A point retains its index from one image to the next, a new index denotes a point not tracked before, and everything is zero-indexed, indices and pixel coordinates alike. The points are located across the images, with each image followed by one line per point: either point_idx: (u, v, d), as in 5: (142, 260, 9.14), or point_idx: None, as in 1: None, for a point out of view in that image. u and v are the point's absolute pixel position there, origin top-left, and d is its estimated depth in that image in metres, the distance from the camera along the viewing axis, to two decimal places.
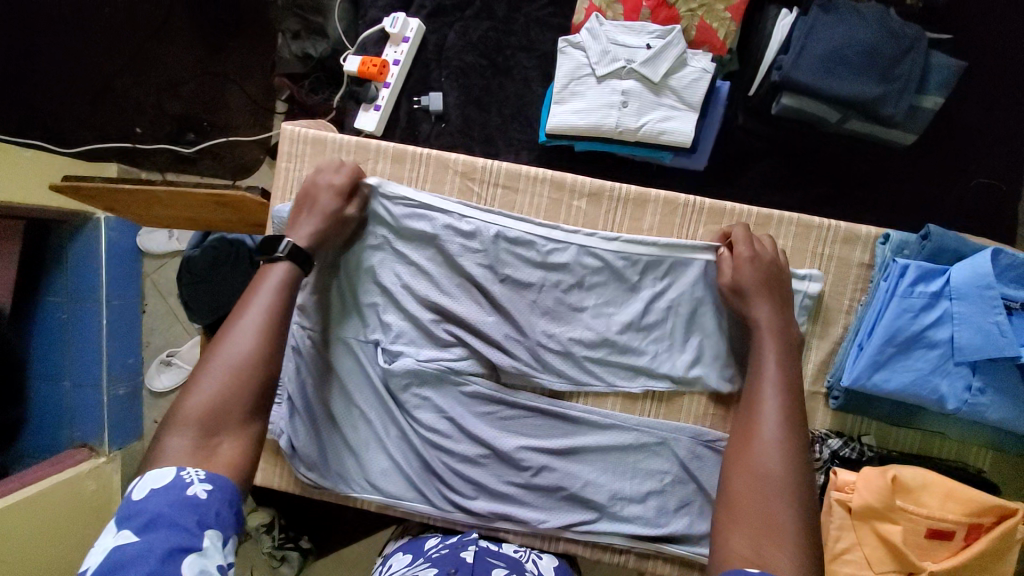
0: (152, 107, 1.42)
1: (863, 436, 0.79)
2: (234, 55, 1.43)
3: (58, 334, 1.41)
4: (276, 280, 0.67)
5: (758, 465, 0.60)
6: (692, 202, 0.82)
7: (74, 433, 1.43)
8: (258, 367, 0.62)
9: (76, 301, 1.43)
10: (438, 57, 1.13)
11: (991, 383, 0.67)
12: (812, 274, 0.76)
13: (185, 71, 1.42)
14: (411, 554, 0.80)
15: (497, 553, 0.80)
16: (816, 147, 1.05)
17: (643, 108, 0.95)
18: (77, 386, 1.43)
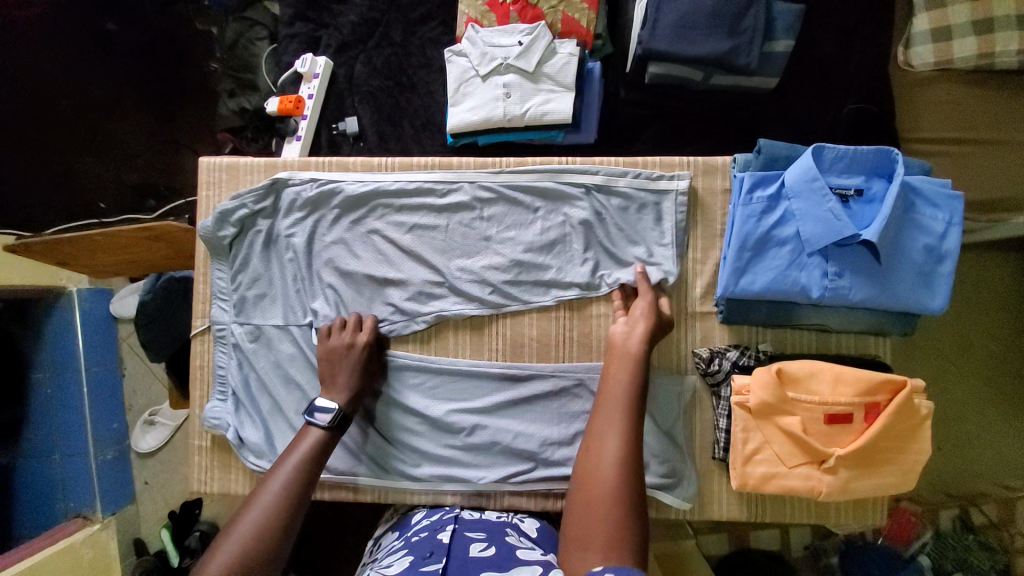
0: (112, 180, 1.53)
1: (760, 344, 0.86)
2: (183, 121, 1.54)
3: (44, 409, 1.58)
4: (310, 445, 0.75)
5: (602, 476, 0.64)
6: (566, 162, 0.89)
7: (68, 504, 1.59)
8: (286, 509, 0.68)
9: (58, 372, 1.59)
10: (349, 87, 1.26)
11: (847, 267, 0.74)
12: (680, 174, 0.86)
13: (140, 143, 1.53)
14: (399, 535, 0.85)
15: (477, 522, 0.83)
16: (694, 106, 1.15)
17: (525, 95, 1.06)
18: (67, 455, 1.60)
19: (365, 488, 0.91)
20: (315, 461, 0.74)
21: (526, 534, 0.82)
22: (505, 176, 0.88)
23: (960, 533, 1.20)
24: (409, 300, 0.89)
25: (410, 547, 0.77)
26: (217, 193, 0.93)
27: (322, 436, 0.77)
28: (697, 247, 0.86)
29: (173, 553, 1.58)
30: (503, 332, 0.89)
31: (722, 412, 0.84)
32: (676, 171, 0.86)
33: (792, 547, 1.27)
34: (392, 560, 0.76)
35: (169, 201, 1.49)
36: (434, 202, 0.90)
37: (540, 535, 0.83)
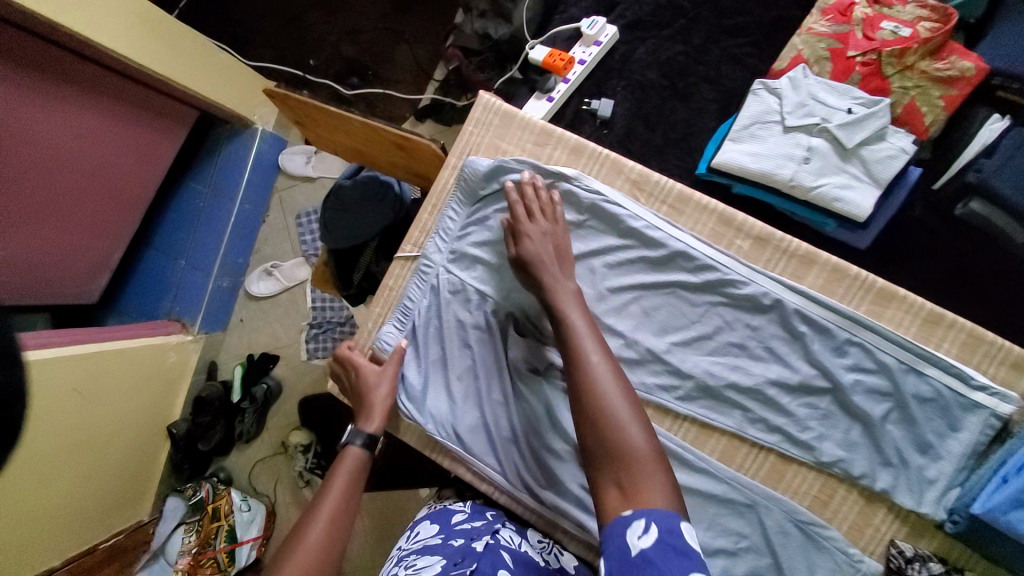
0: (331, 47, 1.73)
1: (969, 573, 0.72)
2: (413, 20, 1.70)
3: (190, 216, 1.74)
4: (353, 464, 0.76)
5: (611, 404, 0.58)
6: (863, 277, 0.76)
7: (172, 307, 1.75)
8: (334, 534, 0.69)
9: (214, 192, 1.74)
10: (621, 68, 1.16)
11: None
12: (1004, 393, 0.70)
13: (366, 22, 1.72)
14: (438, 524, 0.81)
15: (513, 550, 0.76)
16: (988, 260, 0.98)
17: (825, 170, 0.92)
18: (189, 266, 1.74)
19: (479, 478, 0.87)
20: (355, 482, 0.75)
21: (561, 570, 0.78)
22: (783, 261, 0.78)
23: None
24: (617, 332, 0.81)
25: (440, 549, 0.73)
26: (481, 132, 0.88)
27: (363, 453, 0.78)
28: (984, 449, 0.71)
29: (237, 389, 1.76)
30: (695, 414, 0.79)
31: None
32: (1000, 386, 0.71)
33: None
34: (420, 559, 0.71)
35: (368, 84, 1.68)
36: (698, 253, 0.79)
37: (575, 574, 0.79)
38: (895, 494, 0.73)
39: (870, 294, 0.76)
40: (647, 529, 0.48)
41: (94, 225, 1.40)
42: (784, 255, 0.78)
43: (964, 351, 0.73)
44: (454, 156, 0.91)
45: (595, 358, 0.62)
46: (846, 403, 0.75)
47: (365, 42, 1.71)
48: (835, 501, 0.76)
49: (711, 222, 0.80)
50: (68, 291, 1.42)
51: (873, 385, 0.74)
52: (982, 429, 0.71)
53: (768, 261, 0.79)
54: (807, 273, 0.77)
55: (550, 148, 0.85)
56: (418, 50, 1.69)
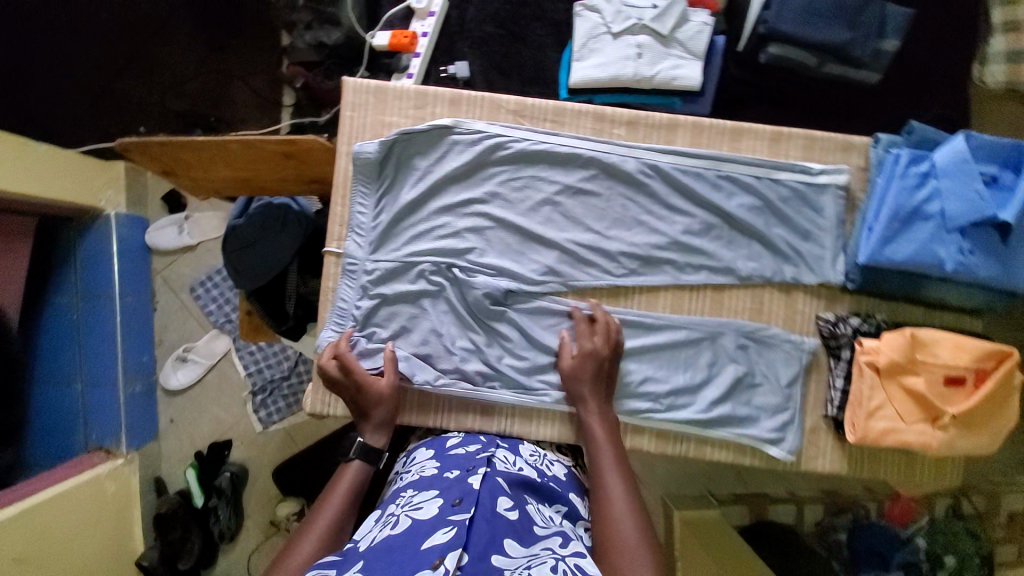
0: (157, 105, 1.62)
1: (876, 314, 0.91)
2: (235, 53, 1.63)
3: (69, 333, 1.55)
4: (349, 481, 0.77)
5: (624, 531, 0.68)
6: (716, 124, 0.91)
7: (89, 435, 1.57)
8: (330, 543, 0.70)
9: (87, 299, 1.57)
10: (460, 30, 1.24)
11: (976, 246, 0.82)
12: (837, 168, 0.90)
13: (187, 71, 1.62)
14: (433, 449, 0.87)
15: (507, 467, 0.82)
16: (797, 93, 1.21)
17: (656, 59, 1.08)
18: (91, 386, 1.57)
19: (487, 407, 0.92)
20: (355, 496, 0.76)
21: (555, 479, 0.85)
22: (656, 136, 0.92)
23: (950, 520, 1.43)
24: (553, 243, 0.90)
25: (438, 483, 0.76)
26: (361, 114, 0.91)
27: (359, 469, 0.79)
28: (846, 218, 0.91)
29: (198, 492, 1.61)
30: (642, 282, 0.91)
31: (838, 373, 0.90)
32: (834, 165, 0.91)
33: (804, 523, 1.47)
34: (419, 497, 0.74)
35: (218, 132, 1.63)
36: (589, 150, 0.90)
37: (569, 479, 0.87)
38: (801, 279, 0.90)
39: (726, 135, 0.92)
40: None
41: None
42: (653, 128, 0.92)
43: (806, 152, 0.92)
44: (342, 145, 0.91)
45: (606, 464, 0.77)
46: (743, 224, 0.91)
47: (194, 91, 1.63)
48: (767, 306, 0.91)
49: (590, 123, 0.91)
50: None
51: (754, 203, 0.90)
52: (838, 203, 0.90)
53: (644, 138, 0.92)
54: (675, 136, 0.92)
55: (432, 107, 0.91)
56: (254, 82, 1.63)
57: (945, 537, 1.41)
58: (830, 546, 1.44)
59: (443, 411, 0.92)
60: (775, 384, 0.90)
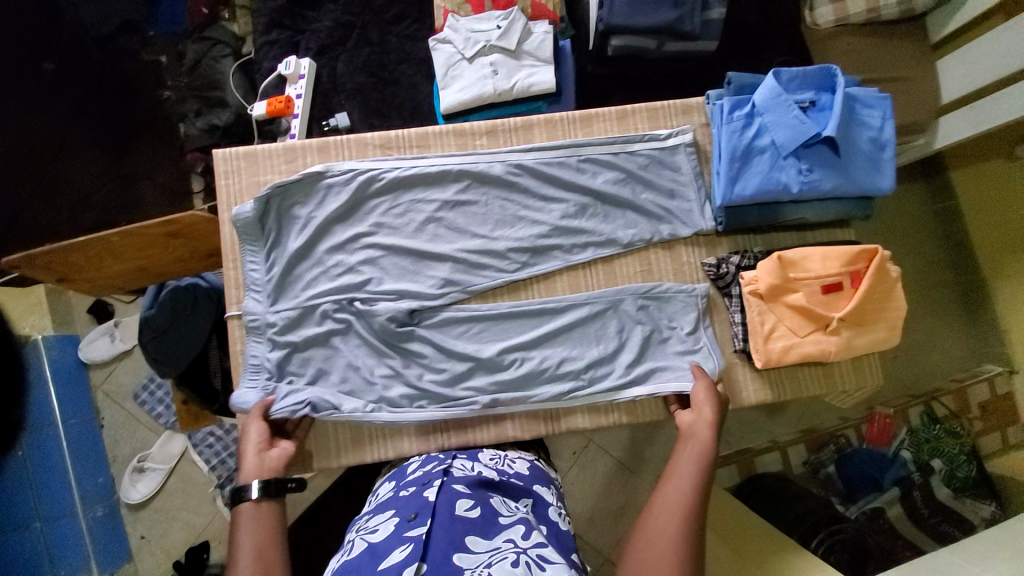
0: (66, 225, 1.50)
1: (754, 247, 0.98)
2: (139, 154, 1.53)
3: (19, 472, 1.45)
4: (252, 519, 0.74)
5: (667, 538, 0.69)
6: (566, 116, 1.00)
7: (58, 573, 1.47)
8: None
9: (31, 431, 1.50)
10: (334, 86, 1.31)
11: (814, 164, 0.88)
12: (681, 129, 0.99)
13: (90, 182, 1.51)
14: (395, 480, 0.87)
15: (462, 471, 0.83)
16: (651, 73, 1.32)
17: (511, 72, 1.17)
18: (51, 520, 1.49)
19: (502, 415, 0.94)
20: (264, 529, 0.73)
21: (516, 475, 0.86)
22: (515, 137, 0.99)
23: (928, 426, 1.42)
24: (444, 256, 0.94)
25: (395, 504, 0.77)
26: (235, 180, 0.95)
27: (253, 506, 0.75)
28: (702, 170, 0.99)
29: None
30: (535, 269, 0.96)
31: (734, 308, 0.96)
32: (678, 126, 1.00)
33: (793, 465, 1.46)
34: (377, 521, 0.75)
35: None
36: (456, 163, 0.96)
37: (532, 472, 0.89)
38: (678, 233, 0.97)
39: (578, 123, 1.00)
40: None
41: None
42: (511, 132, 0.99)
43: (652, 121, 1.01)
44: (224, 213, 0.95)
45: (679, 480, 0.77)
46: (613, 197, 0.97)
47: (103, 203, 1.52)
48: (657, 265, 0.98)
49: (453, 140, 0.99)
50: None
51: (618, 176, 0.98)
52: (692, 157, 0.99)
53: (506, 143, 0.99)
54: (533, 134, 1.00)
55: (302, 158, 0.96)
56: (162, 177, 1.54)
57: (932, 443, 1.40)
58: (822, 480, 1.43)
59: (377, 442, 0.93)
60: (673, 333, 0.95)
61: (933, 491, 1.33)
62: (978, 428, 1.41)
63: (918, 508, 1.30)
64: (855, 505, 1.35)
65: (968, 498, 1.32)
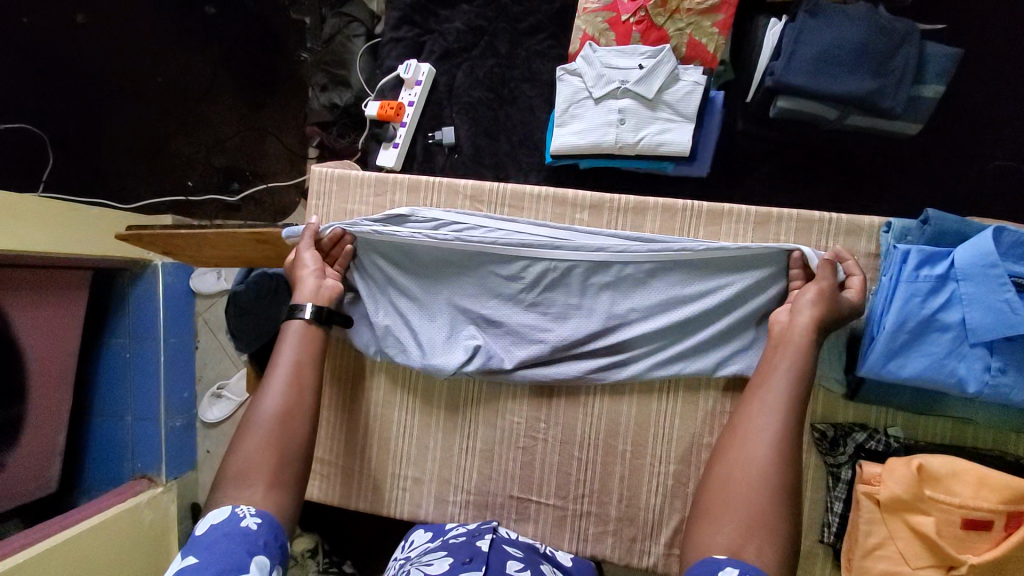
0: (202, 162, 1.59)
1: (890, 428, 0.77)
2: (272, 111, 1.58)
3: (120, 372, 1.51)
4: (295, 333, 0.78)
5: (747, 486, 0.62)
6: (689, 206, 0.83)
7: (135, 465, 1.51)
8: (289, 411, 0.73)
9: (136, 340, 1.51)
10: (449, 96, 1.23)
11: (1011, 364, 0.65)
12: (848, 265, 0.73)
13: (228, 128, 1.58)
14: (432, 532, 0.85)
15: (513, 541, 0.81)
16: (817, 148, 1.05)
17: (640, 124, 1.01)
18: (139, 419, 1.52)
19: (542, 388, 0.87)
20: (304, 346, 0.78)
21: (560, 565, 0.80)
22: (618, 220, 0.85)
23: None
24: (504, 329, 0.85)
25: (448, 547, 0.76)
26: (324, 203, 0.94)
27: (304, 326, 0.79)
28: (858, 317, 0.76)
29: None
30: (614, 374, 0.83)
31: (837, 495, 0.77)
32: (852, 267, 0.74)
33: None
34: (428, 559, 0.74)
35: (250, 186, 1.58)
36: (540, 236, 0.83)
37: (574, 565, 0.82)
38: None
39: (702, 218, 0.83)
40: None
41: (36, 414, 1.27)
42: (618, 212, 0.85)
43: (799, 236, 0.80)
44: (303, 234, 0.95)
45: (767, 409, 0.65)
46: (727, 307, 0.79)
47: (233, 148, 1.58)
48: None
49: (550, 207, 0.87)
50: (22, 489, 1.26)
51: (747, 283, 0.77)
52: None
53: (609, 224, 0.86)
54: (644, 220, 0.84)
55: (391, 194, 0.92)
56: (286, 138, 1.58)
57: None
58: None
59: (396, 501, 0.92)
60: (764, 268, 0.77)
61: None
62: None
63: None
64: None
65: None
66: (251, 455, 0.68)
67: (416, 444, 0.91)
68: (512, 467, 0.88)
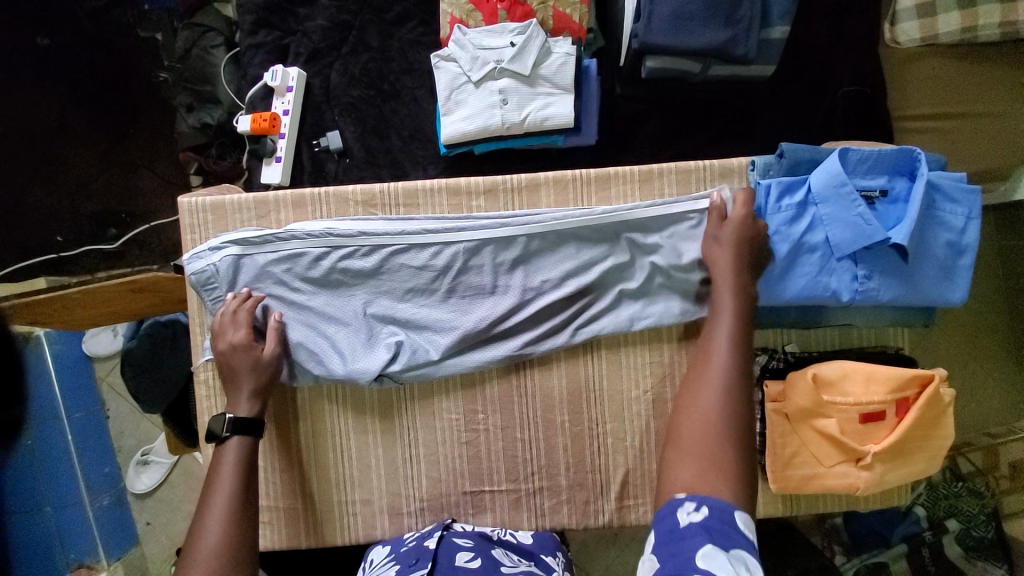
0: (68, 212, 1.41)
1: (786, 345, 0.85)
2: (136, 143, 1.43)
3: (29, 460, 1.27)
4: (232, 460, 0.74)
5: (698, 426, 0.62)
6: (579, 175, 0.85)
7: (69, 557, 1.31)
8: (233, 541, 0.68)
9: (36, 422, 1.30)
10: (327, 98, 1.17)
11: (874, 268, 0.73)
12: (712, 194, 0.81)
13: (90, 170, 1.42)
14: (389, 546, 0.84)
15: (465, 534, 0.82)
16: (690, 100, 1.10)
17: (523, 101, 1.01)
18: (59, 508, 1.32)
19: (471, 379, 0.87)
20: (244, 471, 0.74)
21: (519, 542, 0.83)
22: (514, 201, 0.86)
23: (948, 482, 1.15)
24: (424, 327, 0.83)
25: (396, 554, 0.78)
26: (202, 235, 0.87)
27: (244, 446, 0.75)
28: None
29: None
30: (541, 348, 0.84)
31: (753, 416, 0.83)
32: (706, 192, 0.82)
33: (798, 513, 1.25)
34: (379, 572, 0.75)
35: (132, 227, 1.43)
36: (438, 227, 0.83)
37: (535, 542, 0.84)
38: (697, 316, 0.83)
39: (593, 185, 0.85)
40: (696, 508, 0.55)
41: None
42: (513, 192, 0.86)
43: (681, 187, 0.84)
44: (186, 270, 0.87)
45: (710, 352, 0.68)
46: (628, 265, 0.83)
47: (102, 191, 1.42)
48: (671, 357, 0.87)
49: (446, 201, 0.86)
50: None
51: (642, 234, 0.82)
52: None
53: (506, 205, 0.86)
54: (539, 196, 0.85)
55: (274, 213, 0.86)
56: (161, 168, 1.44)
57: (951, 501, 1.13)
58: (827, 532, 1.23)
59: (348, 529, 0.89)
60: (658, 220, 0.81)
61: (943, 550, 1.09)
62: (1007, 487, 1.13)
63: (927, 569, 1.09)
64: (857, 558, 1.16)
65: (981, 560, 1.07)
66: None
67: (358, 464, 0.88)
68: (459, 463, 0.88)
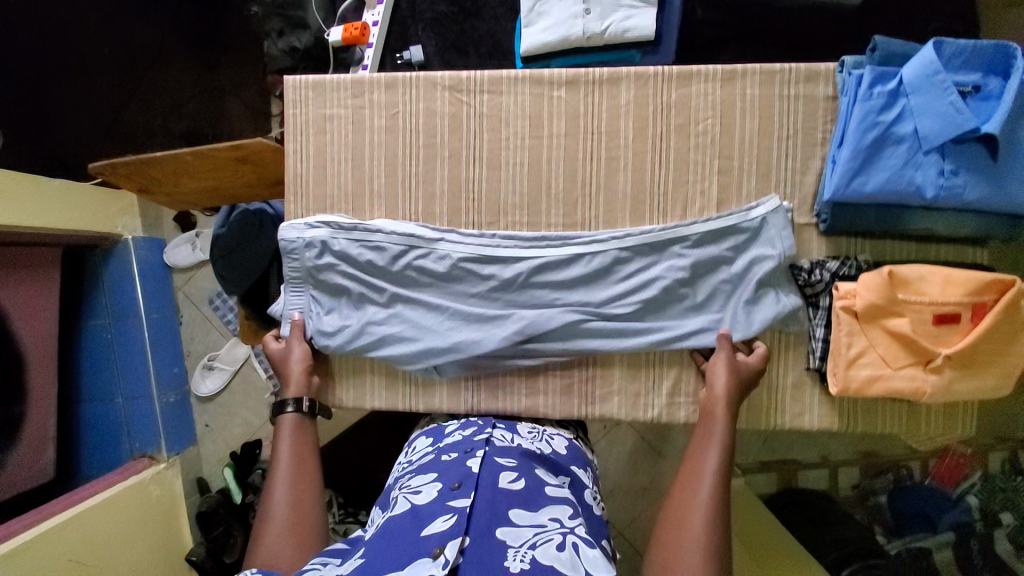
0: (160, 129, 1.45)
1: (860, 254, 0.84)
2: (227, 70, 1.51)
3: (103, 350, 1.45)
4: (290, 433, 0.83)
5: (692, 521, 0.67)
6: (661, 71, 0.86)
7: (133, 445, 1.47)
8: (299, 497, 0.75)
9: (117, 319, 1.46)
10: (412, 14, 1.22)
11: (961, 165, 0.72)
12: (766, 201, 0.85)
13: (182, 93, 1.47)
14: (433, 436, 0.86)
15: (506, 452, 0.77)
16: (772, 28, 1.08)
17: (605, 11, 1.03)
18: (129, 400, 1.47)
19: None
20: (301, 443, 0.82)
21: (554, 452, 0.82)
22: (592, 94, 0.89)
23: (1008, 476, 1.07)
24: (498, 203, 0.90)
25: (435, 465, 0.74)
26: (302, 110, 0.94)
27: (297, 421, 0.84)
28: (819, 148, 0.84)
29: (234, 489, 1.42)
30: (592, 350, 0.88)
31: (817, 322, 0.84)
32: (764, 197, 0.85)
33: (838, 486, 1.22)
34: (415, 487, 0.70)
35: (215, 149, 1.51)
36: (516, 138, 0.91)
37: (569, 453, 0.84)
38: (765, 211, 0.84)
39: (674, 81, 0.86)
40: None
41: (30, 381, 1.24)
42: (594, 84, 0.89)
43: (764, 88, 0.85)
44: (289, 142, 0.96)
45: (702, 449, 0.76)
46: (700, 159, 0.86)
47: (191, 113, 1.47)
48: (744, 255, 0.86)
49: (524, 214, 0.91)
50: (21, 479, 1.22)
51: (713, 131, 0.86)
52: (788, 228, 0.84)
53: (586, 97, 0.89)
54: (619, 88, 0.88)
55: (368, 93, 0.93)
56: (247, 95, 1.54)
57: (1009, 494, 1.04)
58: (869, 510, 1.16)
59: (412, 397, 0.95)
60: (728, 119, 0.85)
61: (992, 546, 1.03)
62: None
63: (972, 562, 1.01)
64: (898, 541, 1.08)
65: None
66: (273, 542, 0.69)
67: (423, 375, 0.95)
68: None
